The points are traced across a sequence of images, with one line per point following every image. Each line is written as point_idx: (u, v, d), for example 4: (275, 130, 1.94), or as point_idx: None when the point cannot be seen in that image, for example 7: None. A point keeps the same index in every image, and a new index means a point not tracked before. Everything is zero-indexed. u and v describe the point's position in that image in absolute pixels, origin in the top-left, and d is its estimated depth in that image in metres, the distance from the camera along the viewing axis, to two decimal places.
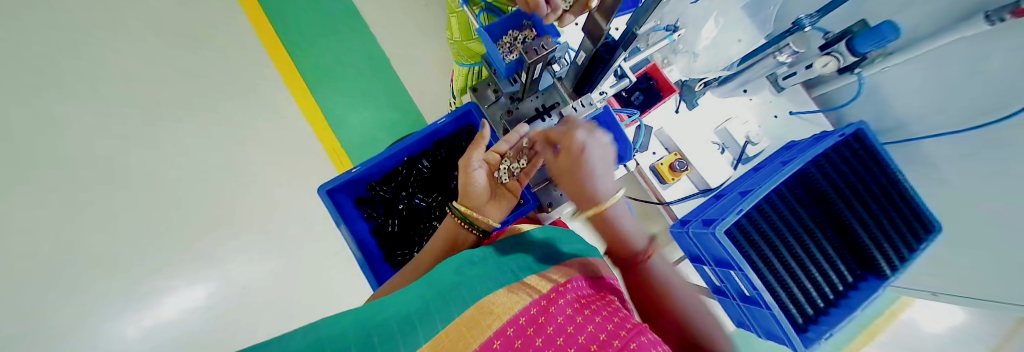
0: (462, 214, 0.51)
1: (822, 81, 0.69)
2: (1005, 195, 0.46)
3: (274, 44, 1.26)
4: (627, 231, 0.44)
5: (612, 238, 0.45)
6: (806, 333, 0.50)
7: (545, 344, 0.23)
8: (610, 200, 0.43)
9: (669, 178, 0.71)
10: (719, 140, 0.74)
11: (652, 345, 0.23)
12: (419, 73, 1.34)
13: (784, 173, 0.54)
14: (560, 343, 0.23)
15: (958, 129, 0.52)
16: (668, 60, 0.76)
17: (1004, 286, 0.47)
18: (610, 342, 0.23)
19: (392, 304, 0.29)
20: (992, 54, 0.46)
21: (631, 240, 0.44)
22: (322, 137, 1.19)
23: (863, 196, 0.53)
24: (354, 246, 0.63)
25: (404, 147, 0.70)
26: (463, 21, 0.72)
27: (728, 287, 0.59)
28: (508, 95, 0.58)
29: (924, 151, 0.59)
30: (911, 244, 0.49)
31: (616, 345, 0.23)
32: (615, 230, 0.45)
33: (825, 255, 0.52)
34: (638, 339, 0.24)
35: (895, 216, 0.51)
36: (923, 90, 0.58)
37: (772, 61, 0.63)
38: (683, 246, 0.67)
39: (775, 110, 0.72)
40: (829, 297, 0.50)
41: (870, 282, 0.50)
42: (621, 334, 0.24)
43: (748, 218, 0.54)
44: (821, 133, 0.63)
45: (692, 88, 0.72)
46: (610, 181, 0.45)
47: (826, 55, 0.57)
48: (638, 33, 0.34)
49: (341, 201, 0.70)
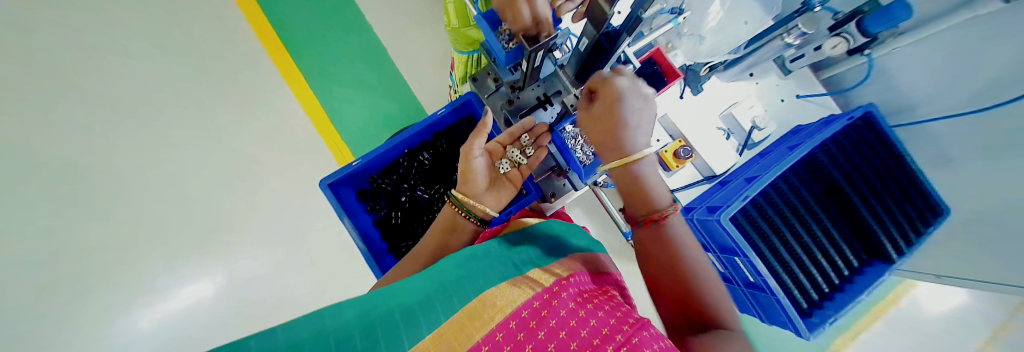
0: (461, 202, 0.50)
1: (833, 63, 0.66)
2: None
3: (270, 36, 1.24)
4: (649, 189, 0.43)
5: (634, 196, 0.44)
6: (811, 318, 0.49)
7: (547, 337, 0.23)
8: (640, 154, 0.42)
9: (674, 165, 0.69)
10: (724, 126, 0.73)
11: (654, 340, 0.23)
12: (417, 64, 1.33)
13: (791, 158, 0.53)
14: (562, 336, 0.23)
15: (971, 112, 0.51)
16: (672, 44, 0.73)
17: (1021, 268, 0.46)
18: (611, 336, 0.23)
19: (394, 296, 0.29)
20: (1008, 29, 0.44)
21: (653, 199, 0.43)
22: (322, 130, 1.18)
23: (874, 183, 0.52)
24: (358, 238, 0.63)
25: (405, 139, 0.70)
26: (461, 7, 0.71)
27: (733, 274, 0.60)
28: (508, 84, 0.57)
29: (935, 135, 0.58)
30: (919, 228, 0.49)
31: (618, 339, 0.23)
32: (641, 189, 0.43)
33: (832, 240, 0.52)
34: (640, 334, 0.24)
35: (901, 199, 0.51)
36: (935, 71, 0.56)
37: (779, 43, 0.61)
38: (687, 234, 0.67)
39: (781, 94, 0.71)
40: (834, 282, 0.50)
41: (875, 267, 0.50)
42: (623, 328, 0.24)
43: (753, 205, 0.54)
44: (829, 117, 0.62)
45: (698, 72, 0.70)
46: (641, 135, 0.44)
47: (836, 36, 0.55)
48: (643, 17, 0.33)
49: (345, 194, 0.70)
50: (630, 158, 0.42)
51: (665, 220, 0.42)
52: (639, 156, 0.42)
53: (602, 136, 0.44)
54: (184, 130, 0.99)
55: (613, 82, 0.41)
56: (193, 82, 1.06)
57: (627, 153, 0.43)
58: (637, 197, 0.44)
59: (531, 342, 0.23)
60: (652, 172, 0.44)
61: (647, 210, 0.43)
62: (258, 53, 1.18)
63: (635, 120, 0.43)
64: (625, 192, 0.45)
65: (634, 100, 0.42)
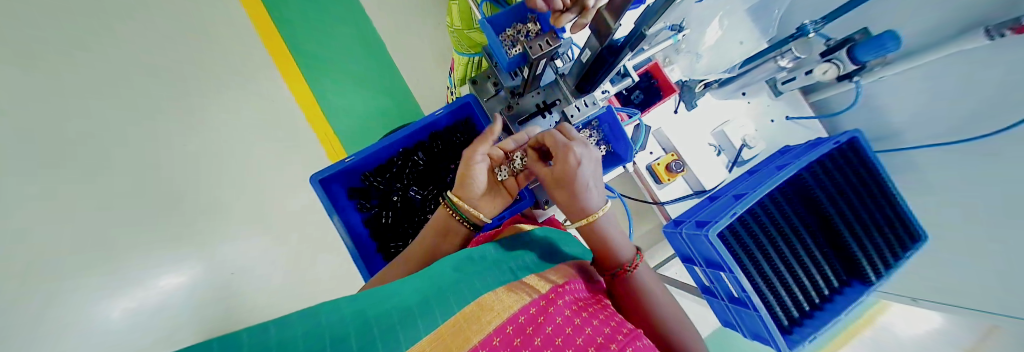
0: (455, 204, 0.50)
1: (819, 89, 0.69)
2: (1003, 209, 0.46)
3: (263, 21, 1.19)
4: (615, 245, 0.44)
5: (598, 251, 0.45)
6: (792, 335, 0.51)
7: (545, 343, 0.23)
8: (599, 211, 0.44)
9: (665, 178, 0.71)
10: (715, 143, 0.74)
11: (649, 351, 0.23)
12: (418, 66, 1.38)
13: (781, 177, 0.54)
14: (559, 344, 0.23)
15: (953, 140, 0.53)
16: (669, 59, 0.75)
17: (995, 295, 0.47)
18: (607, 345, 0.23)
19: (386, 297, 0.28)
20: (989, 62, 0.46)
21: (618, 252, 0.44)
22: (314, 124, 1.16)
23: (856, 206, 0.54)
24: (345, 236, 0.62)
25: (401, 137, 0.69)
26: (464, 9, 0.70)
27: (717, 288, 0.61)
28: (509, 89, 0.57)
29: (916, 162, 0.60)
30: (898, 252, 0.51)
31: (614, 347, 0.23)
32: (603, 245, 0.44)
33: (814, 260, 0.53)
34: (635, 343, 0.24)
35: (881, 222, 0.52)
36: (919, 100, 0.58)
37: (772, 66, 0.64)
38: (675, 247, 0.67)
39: (772, 115, 0.73)
40: (815, 301, 0.52)
41: (855, 287, 0.51)
42: (618, 338, 0.24)
43: (741, 222, 0.55)
44: (817, 139, 0.63)
45: (692, 88, 0.71)
46: (597, 192, 0.46)
47: (826, 62, 0.57)
48: (648, 33, 0.33)
49: (335, 191, 0.69)
50: (593, 218, 0.44)
51: (634, 271, 0.43)
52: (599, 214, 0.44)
53: (564, 198, 0.46)
54: (164, 107, 0.92)
55: (570, 153, 0.42)
56: (179, 59, 1.01)
57: (589, 213, 0.44)
58: (601, 253, 0.45)
59: (528, 349, 0.22)
60: (613, 226, 0.45)
61: (611, 264, 0.44)
62: (252, 38, 1.15)
63: (591, 183, 0.44)
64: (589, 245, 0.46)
65: (586, 165, 0.43)
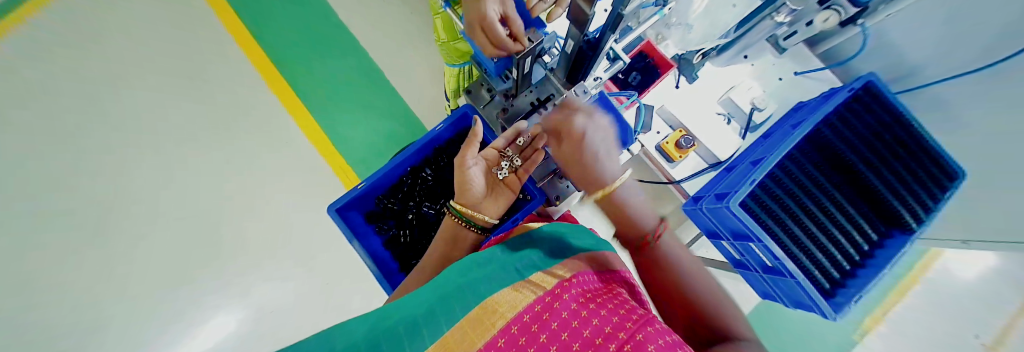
0: (459, 213, 0.51)
1: (824, 38, 0.66)
2: None
3: (269, 71, 1.29)
4: (634, 213, 0.42)
5: (621, 222, 0.43)
6: (836, 298, 0.48)
7: (549, 340, 0.23)
8: (615, 182, 0.43)
9: (676, 156, 0.70)
10: (724, 111, 0.72)
11: (660, 335, 0.22)
12: (411, 79, 1.33)
13: (796, 136, 0.52)
14: (565, 338, 0.22)
15: (980, 67, 0.49)
16: (661, 36, 0.73)
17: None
18: (615, 334, 0.22)
19: (400, 309, 0.29)
20: None
21: (641, 221, 0.42)
22: (327, 155, 1.23)
23: (885, 156, 0.51)
24: (366, 259, 0.64)
25: (406, 157, 0.70)
26: (447, 21, 0.71)
27: (749, 260, 0.58)
28: (502, 92, 0.58)
29: (944, 98, 0.56)
30: (937, 195, 0.47)
31: (622, 336, 0.22)
32: (626, 215, 0.43)
33: (846, 216, 0.50)
34: (644, 329, 0.23)
35: (916, 168, 0.49)
36: (935, 35, 0.55)
37: (769, 23, 0.60)
38: (699, 223, 0.66)
39: (778, 73, 0.70)
40: (854, 259, 0.49)
41: (895, 239, 0.48)
42: (627, 326, 0.23)
43: (762, 188, 0.52)
44: (830, 90, 0.61)
45: (691, 60, 0.70)
46: (613, 164, 0.45)
47: (826, 10, 0.52)
48: (624, 13, 0.32)
49: (353, 217, 0.72)
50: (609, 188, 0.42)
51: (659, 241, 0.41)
52: (616, 184, 0.43)
53: (579, 173, 0.46)
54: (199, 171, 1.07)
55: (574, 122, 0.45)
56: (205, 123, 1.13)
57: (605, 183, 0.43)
58: (621, 222, 0.43)
59: (533, 347, 0.22)
60: (634, 196, 0.44)
61: (637, 234, 0.42)
62: None
63: (602, 151, 0.45)
64: (611, 217, 0.45)
65: (592, 134, 0.45)
